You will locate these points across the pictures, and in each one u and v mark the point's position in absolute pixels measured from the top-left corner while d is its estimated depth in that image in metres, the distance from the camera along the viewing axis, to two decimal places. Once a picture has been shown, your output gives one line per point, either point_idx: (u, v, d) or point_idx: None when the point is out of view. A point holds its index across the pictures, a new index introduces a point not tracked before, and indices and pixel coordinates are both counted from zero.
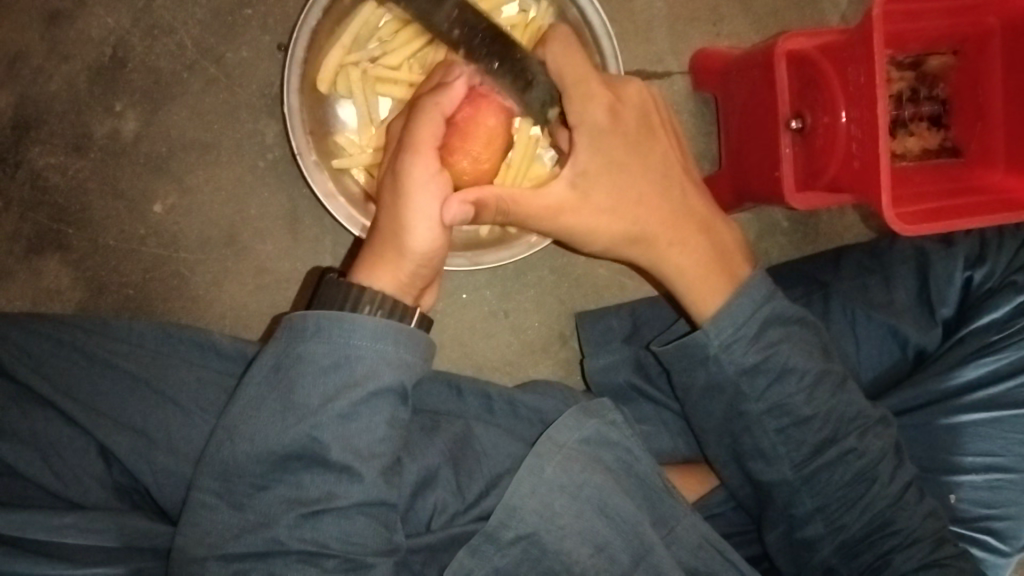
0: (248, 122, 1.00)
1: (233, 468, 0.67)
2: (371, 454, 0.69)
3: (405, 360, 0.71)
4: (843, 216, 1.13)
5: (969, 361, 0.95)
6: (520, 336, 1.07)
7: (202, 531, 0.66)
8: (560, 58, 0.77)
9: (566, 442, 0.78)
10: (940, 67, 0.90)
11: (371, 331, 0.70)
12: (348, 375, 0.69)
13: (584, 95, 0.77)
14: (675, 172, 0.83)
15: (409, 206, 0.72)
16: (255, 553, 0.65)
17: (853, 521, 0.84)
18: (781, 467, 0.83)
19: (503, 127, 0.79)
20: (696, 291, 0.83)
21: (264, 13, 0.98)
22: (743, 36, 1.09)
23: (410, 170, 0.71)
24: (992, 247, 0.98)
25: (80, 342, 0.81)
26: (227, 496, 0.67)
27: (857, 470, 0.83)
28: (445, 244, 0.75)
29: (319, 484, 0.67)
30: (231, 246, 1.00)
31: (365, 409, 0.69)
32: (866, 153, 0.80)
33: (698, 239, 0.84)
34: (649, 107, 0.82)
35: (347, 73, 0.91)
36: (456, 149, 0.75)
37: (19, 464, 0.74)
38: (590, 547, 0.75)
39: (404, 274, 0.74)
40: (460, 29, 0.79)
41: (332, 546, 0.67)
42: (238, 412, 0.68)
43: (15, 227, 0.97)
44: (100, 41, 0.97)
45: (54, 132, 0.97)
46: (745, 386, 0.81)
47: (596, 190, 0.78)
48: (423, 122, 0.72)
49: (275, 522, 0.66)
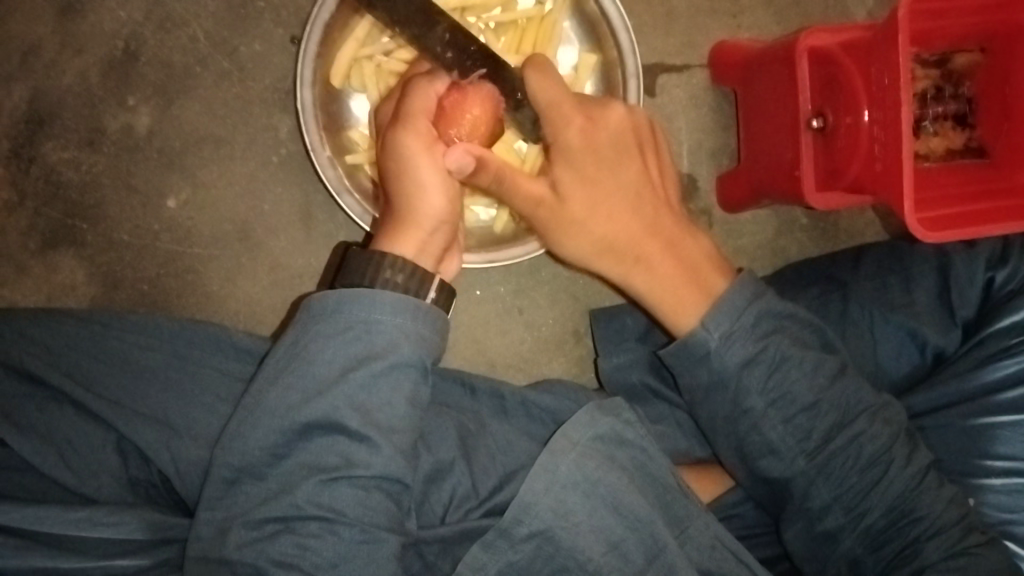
0: (262, 117, 0.99)
1: (252, 438, 0.66)
2: (390, 428, 0.68)
3: (423, 336, 0.70)
4: (863, 213, 1.11)
5: (988, 363, 0.92)
6: (534, 333, 1.07)
7: (230, 504, 0.66)
8: (538, 82, 0.77)
9: (580, 439, 0.77)
10: (966, 64, 0.88)
11: (391, 305, 0.69)
12: (368, 347, 0.68)
13: (561, 119, 0.77)
14: (650, 191, 0.82)
15: (414, 174, 0.73)
16: (274, 518, 0.65)
17: (874, 507, 0.83)
18: (793, 459, 0.82)
19: (489, 116, 0.77)
20: (670, 302, 0.82)
21: (277, 5, 0.97)
22: (764, 28, 1.07)
23: (399, 143, 0.72)
24: (1015, 249, 0.96)
25: (95, 337, 0.81)
26: (247, 467, 0.66)
27: (870, 455, 0.82)
28: (456, 203, 0.75)
29: (337, 453, 0.66)
30: (245, 241, 1.00)
31: (385, 382, 0.68)
32: (889, 154, 0.78)
33: (665, 257, 0.82)
34: (628, 132, 0.80)
35: (360, 67, 0.90)
36: (441, 137, 0.74)
37: (34, 458, 0.73)
38: (604, 545, 0.75)
39: (423, 234, 0.74)
40: (453, 51, 0.79)
41: (349, 513, 0.66)
42: (256, 388, 0.68)
43: (30, 222, 0.97)
44: (112, 35, 0.96)
45: (68, 127, 0.97)
46: (747, 378, 0.80)
47: (571, 203, 0.78)
48: (417, 99, 0.74)
49: (295, 488, 0.65)
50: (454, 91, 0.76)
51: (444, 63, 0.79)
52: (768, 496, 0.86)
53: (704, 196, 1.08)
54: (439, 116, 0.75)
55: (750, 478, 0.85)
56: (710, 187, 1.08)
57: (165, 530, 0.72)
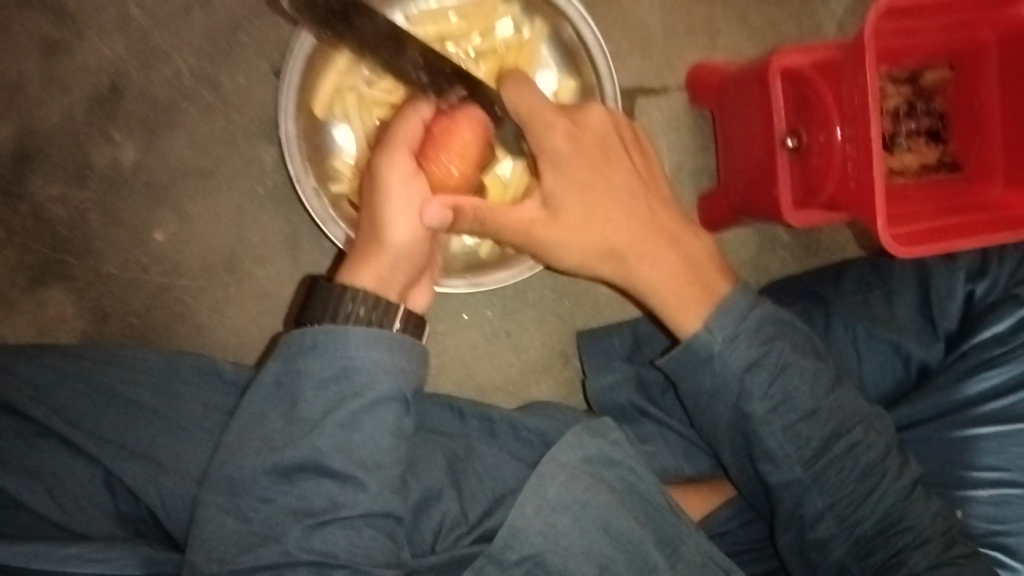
0: (246, 149, 1.00)
1: (238, 481, 0.66)
2: (375, 464, 0.69)
3: (401, 368, 0.72)
4: (843, 228, 1.12)
5: (973, 375, 0.93)
6: (521, 356, 1.08)
7: (210, 546, 0.65)
8: (516, 96, 0.79)
9: (569, 461, 0.78)
10: (936, 81, 0.89)
11: (365, 340, 0.71)
12: (347, 385, 0.70)
13: (543, 125, 0.79)
14: (643, 191, 0.84)
15: (387, 202, 0.75)
16: (266, 566, 0.65)
17: (866, 517, 0.83)
18: (790, 467, 0.82)
19: (478, 140, 0.78)
20: (674, 302, 0.82)
21: (260, 39, 0.99)
22: (739, 49, 1.09)
23: (382, 169, 0.74)
24: (993, 261, 0.97)
25: (84, 371, 0.82)
26: (233, 510, 0.66)
27: (865, 467, 0.82)
28: (424, 240, 0.77)
29: (324, 495, 0.67)
30: (232, 272, 1.01)
31: (367, 418, 0.69)
32: (862, 171, 0.79)
33: (667, 253, 0.83)
34: (611, 133, 0.83)
35: (342, 97, 0.91)
36: (429, 162, 0.75)
37: (24, 495, 0.74)
38: (594, 568, 0.74)
39: (385, 268, 0.76)
40: (429, 73, 0.82)
41: (340, 556, 0.66)
42: (236, 430, 0.69)
43: (19, 258, 0.98)
44: (98, 73, 0.98)
45: (55, 164, 0.98)
46: (750, 384, 0.80)
47: (567, 209, 0.80)
48: (400, 125, 0.75)
49: (284, 535, 0.66)
50: (441, 116, 0.77)
51: (418, 85, 0.82)
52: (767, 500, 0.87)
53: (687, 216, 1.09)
54: (425, 141, 0.76)
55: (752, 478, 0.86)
56: (692, 207, 1.09)
57: (155, 565, 0.73)
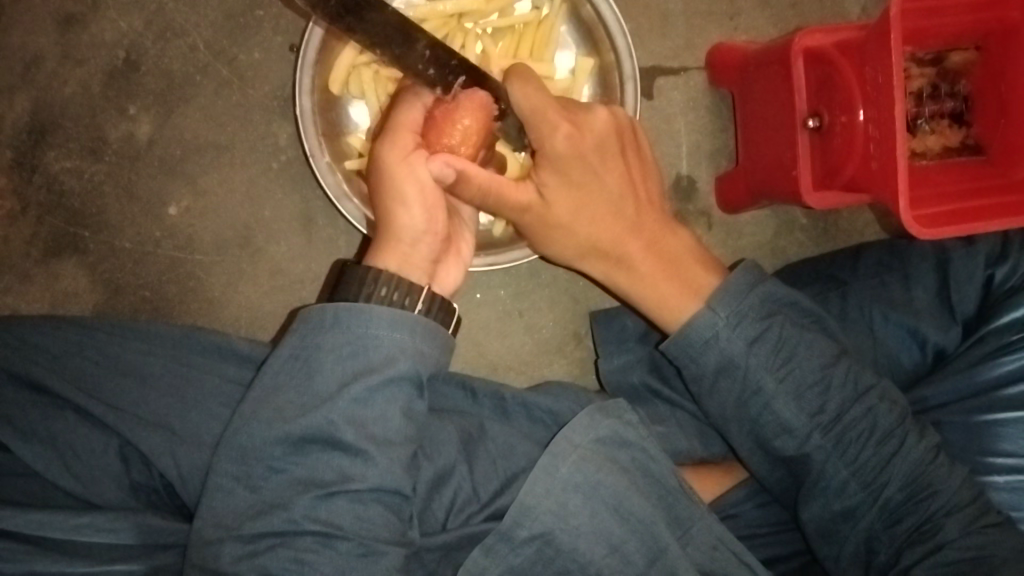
0: (262, 124, 1.00)
1: (251, 451, 0.66)
2: (387, 441, 0.69)
3: (422, 351, 0.72)
4: (861, 213, 1.11)
5: (988, 361, 0.92)
6: (534, 336, 1.07)
7: (218, 513, 0.66)
8: (521, 91, 0.76)
9: (580, 442, 0.76)
10: (962, 62, 0.89)
11: (388, 321, 0.70)
12: (365, 361, 0.69)
13: (545, 126, 0.76)
14: (633, 191, 0.83)
15: (395, 185, 0.74)
16: (272, 533, 0.65)
17: (892, 481, 0.82)
18: (809, 436, 0.81)
19: (481, 126, 0.76)
20: (656, 297, 0.85)
21: (276, 13, 0.98)
22: (760, 29, 1.07)
23: (388, 157, 0.73)
24: (1015, 246, 0.96)
25: (98, 343, 0.81)
26: (244, 479, 0.66)
27: (883, 430, 0.82)
28: (438, 221, 0.76)
29: (333, 467, 0.67)
30: (246, 248, 1.01)
31: (380, 396, 0.69)
32: (884, 153, 0.78)
33: (644, 254, 0.85)
34: (612, 135, 0.81)
35: (359, 73, 0.90)
36: (433, 146, 0.74)
37: (37, 465, 0.74)
38: (604, 547, 0.74)
39: (406, 247, 0.75)
40: (436, 68, 0.76)
41: (346, 527, 0.66)
42: (255, 398, 0.68)
43: (33, 230, 0.98)
44: (113, 45, 0.97)
45: (70, 136, 0.98)
46: (756, 358, 0.80)
47: (557, 205, 0.80)
48: (406, 111, 0.75)
49: (291, 503, 0.65)
50: (442, 103, 0.75)
51: (427, 79, 0.76)
52: (784, 483, 0.86)
53: (703, 199, 1.08)
54: (428, 128, 0.75)
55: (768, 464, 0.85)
56: (709, 187, 1.08)
57: (163, 536, 0.72)
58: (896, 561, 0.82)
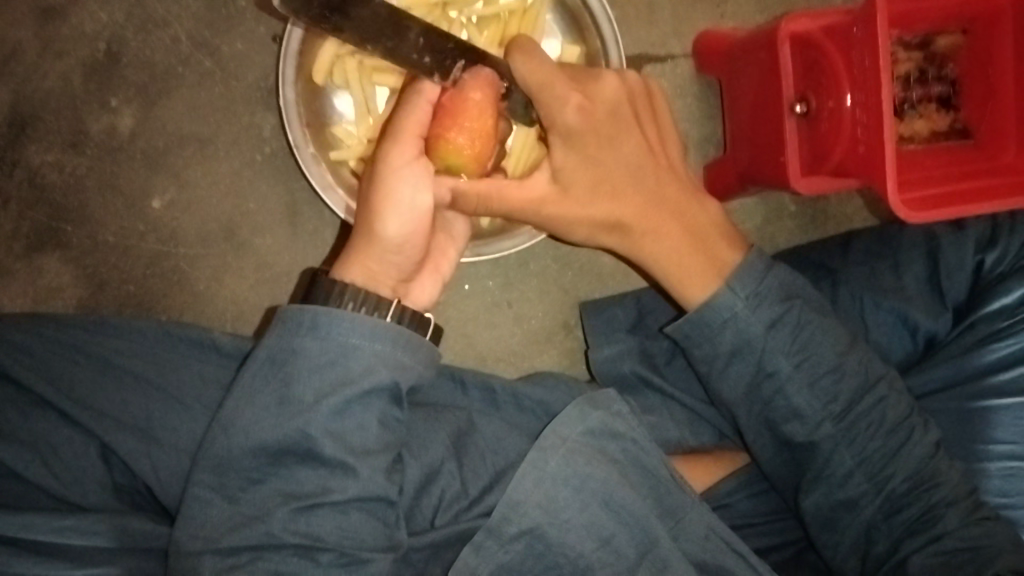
0: (245, 115, 0.99)
1: (228, 462, 0.65)
2: (367, 451, 0.68)
3: (402, 362, 0.71)
4: (851, 199, 1.11)
5: (978, 348, 0.92)
6: (523, 327, 1.06)
7: (197, 524, 0.65)
8: (526, 65, 0.74)
9: (570, 435, 0.76)
10: (949, 46, 0.88)
11: (370, 330, 0.69)
12: (344, 370, 0.68)
13: (554, 100, 0.75)
14: (652, 160, 0.82)
15: (385, 191, 0.71)
16: (250, 546, 0.64)
17: (898, 471, 0.82)
18: (820, 424, 0.81)
19: (491, 100, 0.75)
20: (678, 272, 0.83)
21: (258, 3, 0.97)
22: (747, 15, 1.07)
23: (386, 158, 0.70)
24: (1003, 230, 0.95)
25: (79, 341, 0.80)
26: (221, 489, 0.65)
27: (893, 420, 0.82)
28: (422, 230, 0.73)
29: (313, 479, 0.66)
30: (230, 241, 1.00)
31: (358, 406, 0.68)
32: (871, 137, 0.78)
33: (670, 226, 0.82)
34: (623, 102, 0.80)
35: (342, 63, 0.88)
36: (441, 138, 0.71)
37: (19, 466, 0.73)
38: (594, 541, 0.73)
39: (373, 263, 0.73)
40: (430, 55, 0.75)
41: (327, 539, 0.66)
42: (232, 405, 0.66)
43: (14, 226, 0.97)
44: (93, 37, 0.96)
45: (51, 129, 0.97)
46: (773, 341, 0.80)
47: (577, 185, 0.78)
48: (407, 111, 0.71)
49: (270, 516, 0.65)
50: (449, 90, 0.73)
51: (424, 68, 0.75)
52: (785, 470, 0.85)
53: None
54: (439, 116, 0.72)
55: (768, 447, 0.85)
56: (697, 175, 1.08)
57: (142, 541, 0.72)
58: (895, 550, 0.82)
